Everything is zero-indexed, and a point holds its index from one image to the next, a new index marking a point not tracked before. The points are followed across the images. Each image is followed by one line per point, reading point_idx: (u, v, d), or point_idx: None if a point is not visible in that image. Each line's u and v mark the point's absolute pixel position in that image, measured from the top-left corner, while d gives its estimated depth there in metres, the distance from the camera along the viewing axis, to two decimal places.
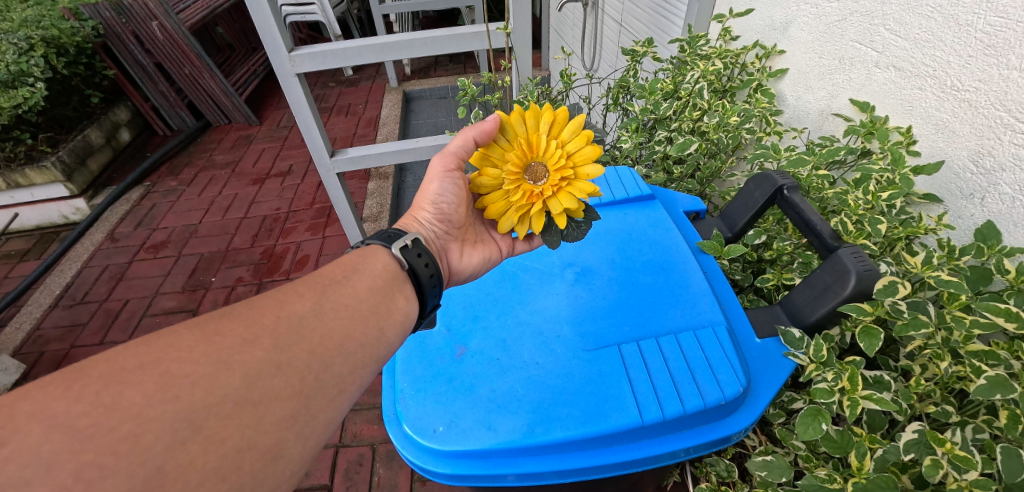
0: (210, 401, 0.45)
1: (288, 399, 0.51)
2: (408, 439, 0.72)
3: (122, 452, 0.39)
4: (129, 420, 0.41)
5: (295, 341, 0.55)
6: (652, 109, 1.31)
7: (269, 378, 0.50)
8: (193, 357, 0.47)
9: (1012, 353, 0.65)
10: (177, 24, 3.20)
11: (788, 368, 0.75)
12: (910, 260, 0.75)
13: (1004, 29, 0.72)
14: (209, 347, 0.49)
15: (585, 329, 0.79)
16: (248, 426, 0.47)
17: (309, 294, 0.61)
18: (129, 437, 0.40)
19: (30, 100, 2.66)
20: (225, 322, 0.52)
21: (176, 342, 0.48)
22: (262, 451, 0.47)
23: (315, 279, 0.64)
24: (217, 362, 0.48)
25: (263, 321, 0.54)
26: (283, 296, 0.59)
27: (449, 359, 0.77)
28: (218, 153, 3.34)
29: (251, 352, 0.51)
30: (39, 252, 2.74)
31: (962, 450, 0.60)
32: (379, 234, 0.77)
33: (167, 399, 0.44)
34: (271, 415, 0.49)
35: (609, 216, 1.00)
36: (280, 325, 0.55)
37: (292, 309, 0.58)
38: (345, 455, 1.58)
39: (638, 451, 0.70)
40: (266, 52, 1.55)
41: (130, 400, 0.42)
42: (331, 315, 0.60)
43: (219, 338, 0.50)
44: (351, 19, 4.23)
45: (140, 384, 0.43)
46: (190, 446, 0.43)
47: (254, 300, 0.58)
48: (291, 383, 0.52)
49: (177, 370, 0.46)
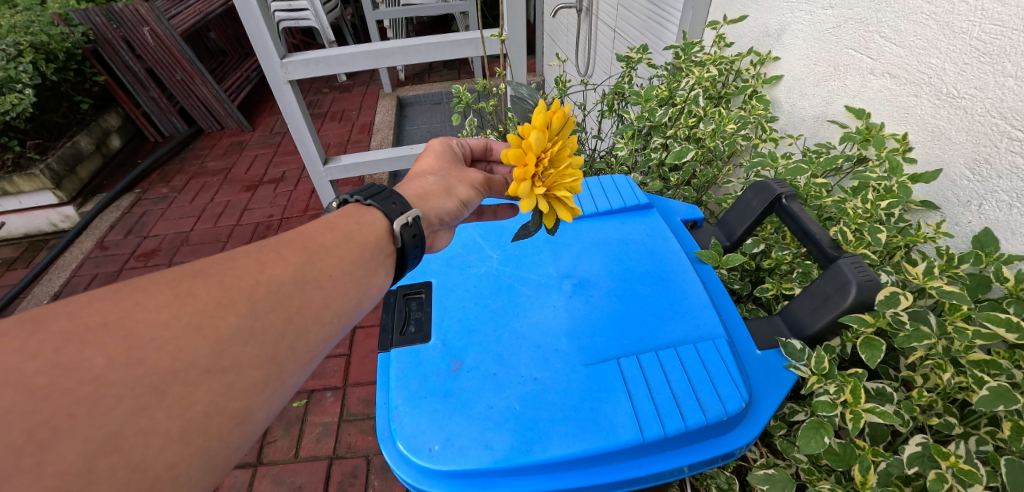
0: (176, 367, 0.42)
1: (260, 366, 0.48)
2: (402, 458, 0.70)
3: (79, 415, 0.37)
4: (88, 382, 0.38)
5: (271, 307, 0.51)
6: (648, 116, 1.29)
7: (241, 346, 0.47)
8: (161, 319, 0.43)
9: (1013, 362, 0.64)
10: (169, 30, 3.18)
11: (789, 380, 0.73)
12: (912, 270, 0.73)
13: (999, 37, 0.72)
14: (181, 310, 0.45)
15: (583, 343, 0.78)
16: (216, 392, 0.44)
17: (293, 258, 0.56)
18: (87, 400, 0.37)
19: (19, 106, 2.62)
20: (199, 283, 0.48)
21: (144, 301, 0.44)
22: (230, 416, 0.44)
23: (302, 242, 0.58)
24: (187, 326, 0.44)
25: (239, 284, 0.50)
26: (263, 259, 0.54)
27: (445, 374, 0.76)
28: (210, 160, 3.31)
29: (224, 318, 0.47)
30: (27, 261, 2.70)
31: (966, 463, 0.59)
32: (381, 195, 0.70)
33: (131, 362, 0.40)
34: (242, 382, 0.46)
35: (606, 224, 0.99)
36: (257, 292, 0.50)
37: (271, 273, 0.53)
38: (340, 467, 1.55)
39: (638, 469, 0.68)
40: (258, 59, 1.53)
41: (91, 362, 0.39)
42: (313, 285, 0.55)
43: (191, 300, 0.46)
44: (345, 25, 4.24)
45: (103, 344, 0.40)
46: (153, 412, 0.39)
47: (231, 256, 0.52)
48: (263, 350, 0.48)
49: (142, 332, 0.42)
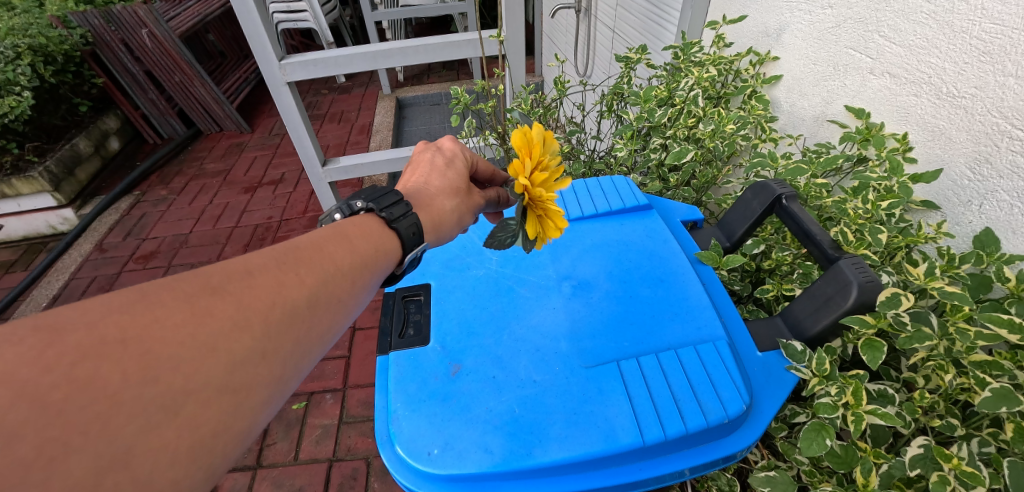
0: (190, 387, 0.38)
1: (269, 386, 0.44)
2: (401, 462, 0.70)
3: (92, 432, 0.33)
4: (101, 401, 0.34)
5: (285, 329, 0.47)
6: (647, 116, 1.28)
7: (253, 367, 0.43)
8: (179, 339, 0.39)
9: (1015, 363, 0.63)
10: (166, 32, 3.20)
11: (791, 381, 0.73)
12: (913, 271, 0.73)
13: (999, 37, 0.72)
14: (198, 330, 0.40)
15: (584, 346, 0.77)
16: (226, 412, 0.40)
17: (312, 280, 0.51)
18: (100, 417, 0.34)
19: (17, 109, 2.61)
20: (218, 301, 0.43)
21: (162, 317, 0.39)
22: (237, 435, 0.41)
23: (319, 262, 0.53)
24: (203, 347, 0.40)
25: (257, 305, 0.45)
26: (283, 277, 0.49)
27: (444, 377, 0.75)
28: (209, 162, 3.31)
29: (239, 339, 0.43)
30: (26, 264, 2.69)
31: (968, 466, 0.59)
32: (409, 218, 0.65)
33: (145, 382, 0.36)
34: (252, 401, 0.43)
35: (605, 226, 0.99)
36: (274, 313, 0.46)
37: (289, 296, 0.48)
38: (340, 469, 1.55)
39: (639, 472, 0.68)
40: (256, 60, 1.53)
41: (106, 380, 0.35)
42: (326, 306, 0.52)
43: (209, 320, 0.41)
44: (344, 26, 4.24)
45: (119, 363, 0.35)
46: (165, 429, 0.36)
47: (251, 273, 0.47)
48: (272, 370, 0.45)
49: (159, 353, 0.37)
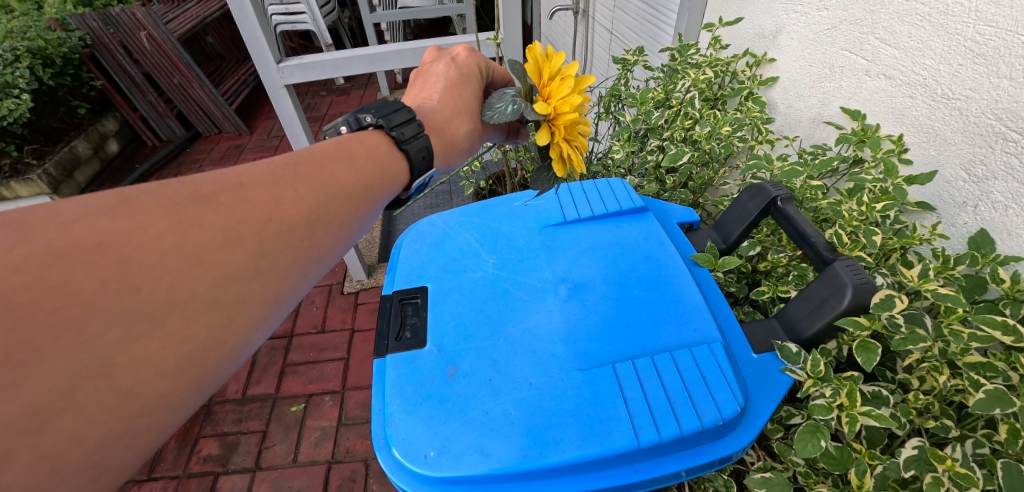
0: (175, 298, 0.40)
1: (263, 303, 0.47)
2: (397, 465, 0.70)
3: (65, 338, 0.34)
4: (76, 306, 0.35)
5: (281, 246, 0.49)
6: (644, 118, 1.30)
7: (246, 283, 0.45)
8: (162, 247, 0.41)
9: (1010, 364, 0.64)
10: (166, 35, 3.22)
11: (786, 383, 0.73)
12: (908, 273, 0.73)
13: (993, 38, 0.72)
14: (185, 239, 0.42)
15: (580, 348, 0.77)
16: (217, 326, 0.42)
17: (311, 200, 0.53)
18: (74, 323, 0.35)
19: (15, 111, 2.65)
20: (205, 212, 0.45)
21: (144, 223, 0.41)
22: (227, 352, 0.43)
23: (322, 181, 0.56)
24: (190, 258, 0.42)
25: (250, 219, 0.47)
26: (278, 194, 0.51)
27: (440, 380, 0.75)
28: (208, 165, 3.31)
29: (231, 253, 0.45)
30: None
31: (962, 467, 0.59)
32: (420, 140, 0.68)
33: (126, 290, 0.38)
34: (244, 319, 0.45)
35: (601, 229, 0.99)
36: (269, 230, 0.48)
37: (285, 213, 0.50)
38: (338, 471, 1.55)
39: (635, 474, 0.68)
40: (253, 63, 1.52)
41: (80, 285, 0.36)
42: (324, 227, 0.54)
43: (196, 230, 0.43)
44: (343, 28, 4.20)
45: (97, 266, 0.37)
46: (147, 340, 0.38)
47: (243, 185, 0.49)
48: (266, 288, 0.47)
49: (141, 259, 0.39)
